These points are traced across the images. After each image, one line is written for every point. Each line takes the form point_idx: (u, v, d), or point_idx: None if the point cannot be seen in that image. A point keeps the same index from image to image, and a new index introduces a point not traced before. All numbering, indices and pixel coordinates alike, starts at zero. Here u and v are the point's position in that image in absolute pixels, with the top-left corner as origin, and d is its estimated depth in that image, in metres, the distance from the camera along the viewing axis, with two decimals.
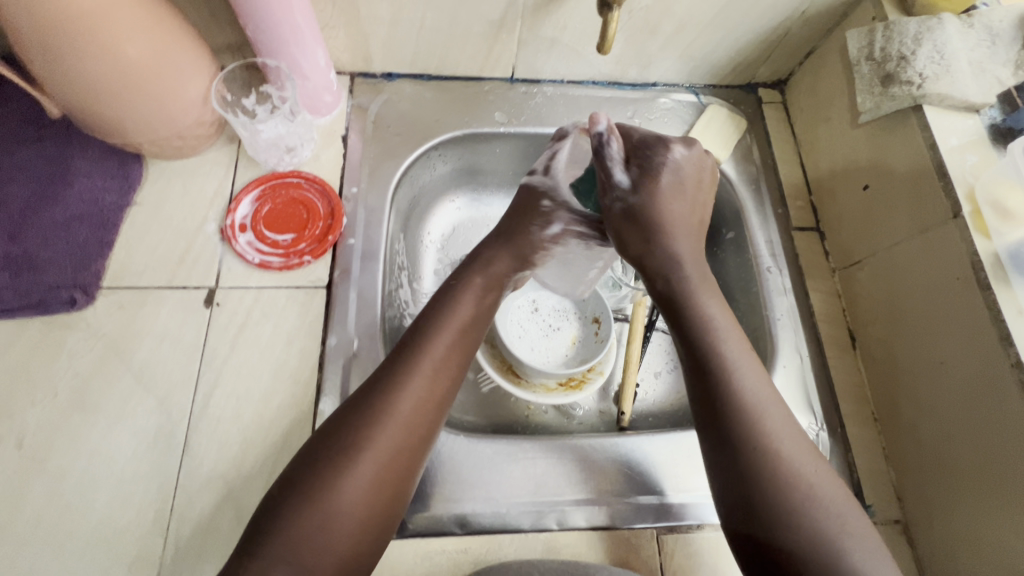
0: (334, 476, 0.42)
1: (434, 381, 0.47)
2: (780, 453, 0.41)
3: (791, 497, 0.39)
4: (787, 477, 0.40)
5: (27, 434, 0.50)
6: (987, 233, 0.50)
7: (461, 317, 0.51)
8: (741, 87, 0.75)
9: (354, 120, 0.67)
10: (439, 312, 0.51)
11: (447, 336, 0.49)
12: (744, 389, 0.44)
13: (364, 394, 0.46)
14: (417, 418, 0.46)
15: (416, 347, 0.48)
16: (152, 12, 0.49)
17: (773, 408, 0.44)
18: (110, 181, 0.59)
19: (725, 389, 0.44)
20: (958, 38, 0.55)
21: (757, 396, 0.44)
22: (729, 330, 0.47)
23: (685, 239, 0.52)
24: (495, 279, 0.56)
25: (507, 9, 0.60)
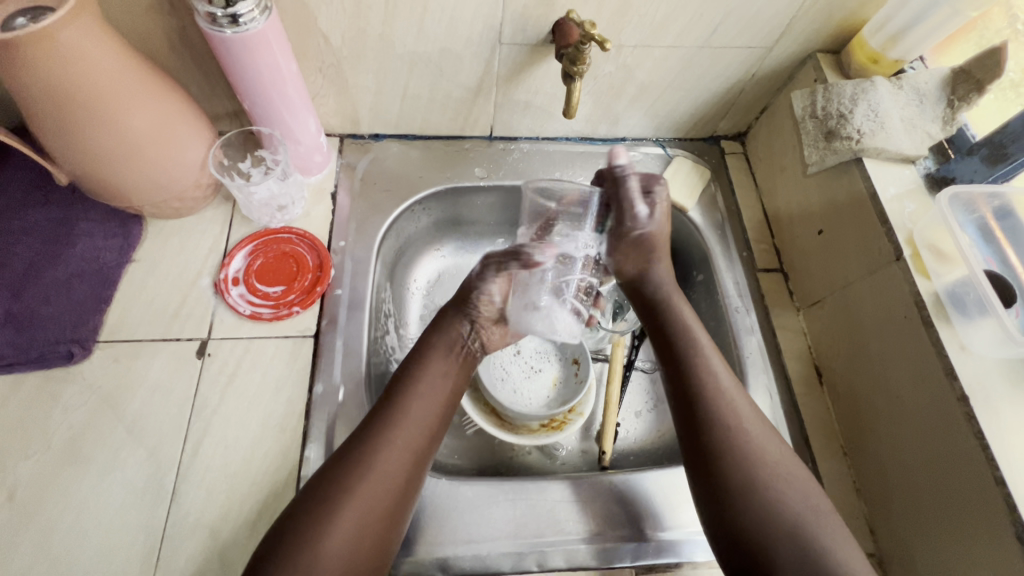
0: (315, 526, 0.44)
1: (417, 431, 0.51)
2: (748, 431, 0.50)
3: (757, 467, 0.48)
4: (753, 462, 0.49)
5: (20, 487, 0.51)
6: (926, 274, 0.54)
7: (435, 370, 0.56)
8: (704, 139, 0.80)
9: (343, 177, 0.71)
10: (419, 363, 0.56)
11: (431, 386, 0.54)
12: (717, 377, 0.53)
13: (350, 444, 0.49)
14: (397, 467, 0.49)
15: (400, 400, 0.52)
16: (157, 90, 0.54)
17: (741, 397, 0.53)
18: (111, 240, 0.63)
19: (701, 379, 0.53)
20: (889, 98, 0.61)
21: (732, 396, 0.52)
22: (699, 326, 0.58)
23: (664, 262, 0.63)
24: (456, 340, 0.59)
25: (483, 77, 0.66)
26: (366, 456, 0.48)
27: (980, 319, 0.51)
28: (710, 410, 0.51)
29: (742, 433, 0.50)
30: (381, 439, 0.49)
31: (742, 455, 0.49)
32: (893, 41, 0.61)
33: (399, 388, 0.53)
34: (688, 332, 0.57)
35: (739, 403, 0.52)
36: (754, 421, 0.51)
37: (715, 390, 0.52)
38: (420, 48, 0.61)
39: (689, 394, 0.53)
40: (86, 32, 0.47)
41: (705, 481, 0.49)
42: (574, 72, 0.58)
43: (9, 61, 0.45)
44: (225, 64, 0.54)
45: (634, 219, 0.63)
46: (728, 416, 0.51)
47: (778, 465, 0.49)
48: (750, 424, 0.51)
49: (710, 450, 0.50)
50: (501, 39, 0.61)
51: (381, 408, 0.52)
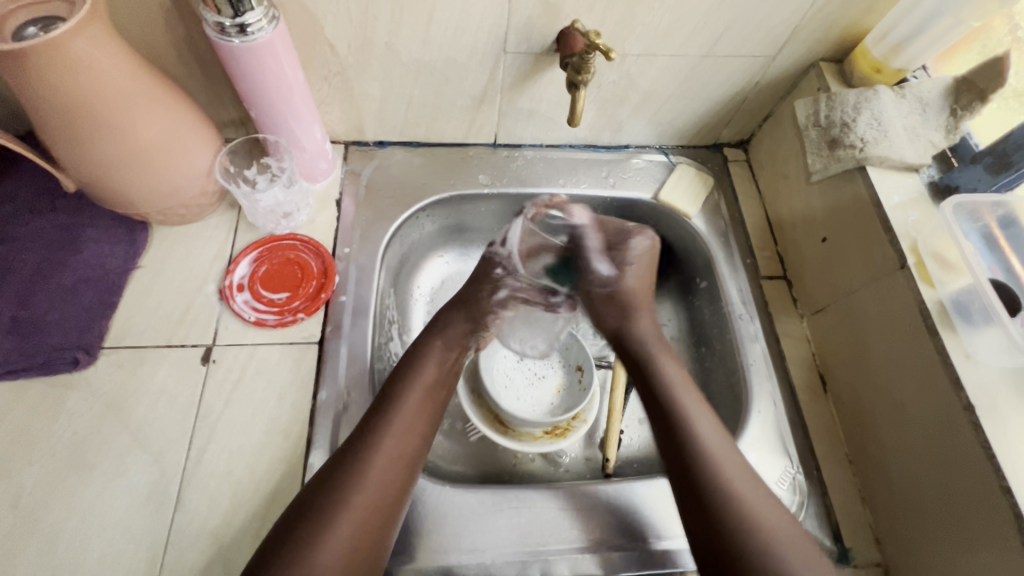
0: (313, 535, 0.44)
1: (407, 438, 0.51)
2: (745, 498, 0.49)
3: (759, 536, 0.47)
4: (750, 521, 0.48)
5: (24, 493, 0.51)
6: (931, 282, 0.54)
7: (426, 378, 0.56)
8: (706, 147, 0.81)
9: (348, 184, 0.72)
10: (409, 370, 0.56)
11: (419, 394, 0.55)
12: (707, 441, 0.52)
13: (342, 452, 0.49)
14: (388, 472, 0.49)
15: (389, 407, 0.53)
16: (166, 98, 0.55)
17: (734, 460, 0.52)
18: (117, 246, 0.63)
19: (692, 444, 0.52)
20: (892, 107, 0.62)
21: (720, 454, 0.52)
22: (686, 385, 0.58)
23: (646, 319, 0.64)
24: (455, 341, 0.61)
25: (488, 85, 0.66)
26: (358, 462, 0.48)
27: (986, 327, 0.51)
28: (700, 470, 0.51)
29: (734, 493, 0.49)
30: (371, 445, 0.49)
31: (735, 518, 0.48)
32: (896, 50, 0.61)
33: (388, 396, 0.54)
34: (672, 389, 0.56)
35: (733, 468, 0.51)
36: (746, 480, 0.51)
37: (703, 450, 0.52)
38: (426, 57, 0.62)
39: (682, 458, 0.52)
40: (95, 41, 0.47)
41: (708, 543, 0.48)
42: (579, 80, 0.58)
43: (18, 70, 0.45)
44: (233, 73, 0.55)
45: (597, 278, 0.66)
46: (717, 474, 0.50)
47: (774, 524, 0.48)
48: (741, 484, 0.50)
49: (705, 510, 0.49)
50: (506, 48, 0.61)
51: (370, 415, 0.52)
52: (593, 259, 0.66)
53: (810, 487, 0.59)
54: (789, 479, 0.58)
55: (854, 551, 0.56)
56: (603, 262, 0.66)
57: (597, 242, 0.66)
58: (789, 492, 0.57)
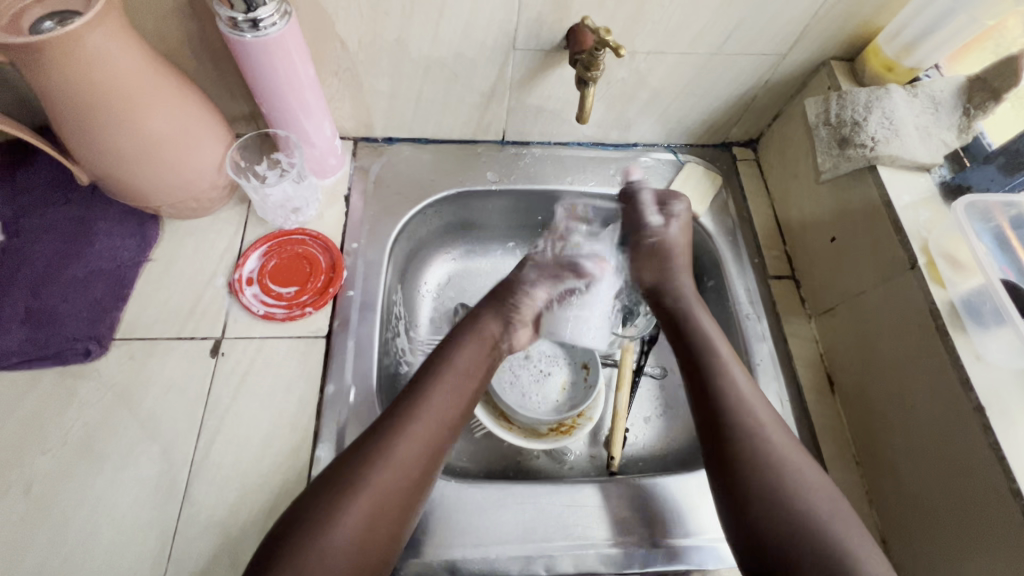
0: (320, 526, 0.44)
1: (434, 428, 0.51)
2: (768, 435, 0.51)
3: (779, 471, 0.49)
4: (794, 487, 0.48)
5: (36, 481, 0.52)
6: (942, 282, 0.54)
7: (459, 367, 0.56)
8: (716, 146, 0.80)
9: (356, 180, 0.72)
10: (440, 365, 0.56)
11: (451, 386, 0.55)
12: (739, 387, 0.54)
13: (362, 440, 0.50)
14: (413, 462, 0.49)
15: (420, 398, 0.53)
16: (177, 91, 0.55)
17: (763, 405, 0.53)
18: (129, 239, 0.64)
19: (721, 384, 0.54)
20: (904, 106, 0.61)
21: (769, 426, 0.52)
22: (719, 334, 0.59)
23: (688, 276, 0.65)
24: (489, 337, 0.60)
25: (497, 82, 0.67)
26: (380, 453, 0.48)
27: (997, 329, 0.51)
28: (735, 416, 0.52)
29: (768, 441, 0.50)
30: (394, 436, 0.49)
31: (777, 471, 0.49)
32: (907, 49, 0.61)
33: (419, 385, 0.54)
34: (709, 341, 0.57)
35: (759, 408, 0.53)
36: (791, 447, 0.51)
37: (752, 422, 0.52)
38: (435, 54, 0.62)
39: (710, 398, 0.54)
40: (110, 36, 0.47)
41: (727, 481, 0.50)
42: (588, 78, 0.58)
43: (34, 61, 0.45)
44: (245, 70, 0.55)
45: (645, 228, 0.66)
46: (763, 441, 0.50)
47: (799, 462, 0.50)
48: (775, 432, 0.51)
49: (738, 461, 0.50)
50: (515, 45, 0.62)
51: (397, 407, 0.52)
52: (645, 211, 0.67)
53: None
54: None
55: None
56: (655, 215, 0.67)
57: (651, 201, 0.68)
58: None
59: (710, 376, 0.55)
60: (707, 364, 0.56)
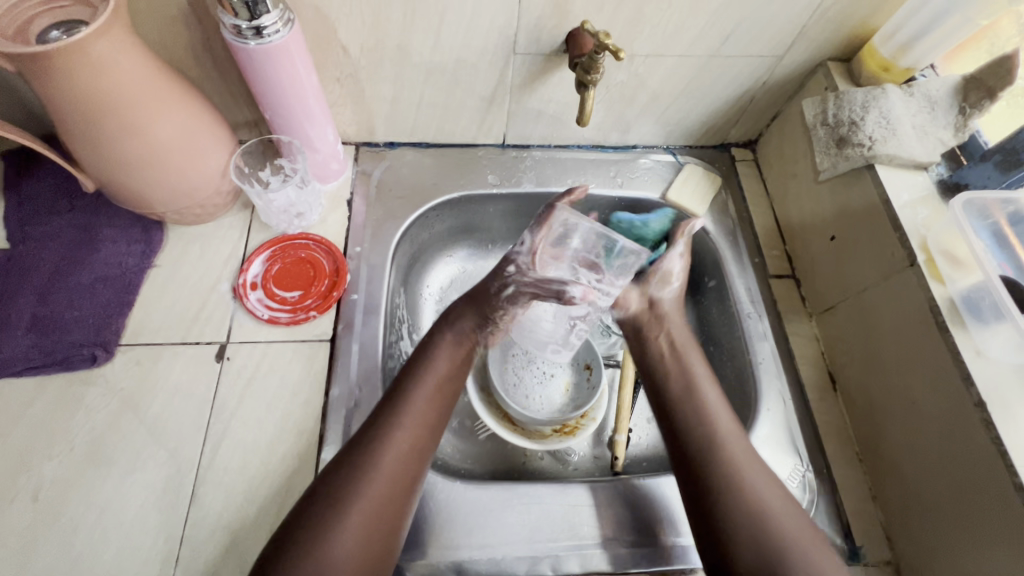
0: (320, 533, 0.45)
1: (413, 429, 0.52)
2: (743, 475, 0.51)
3: (751, 513, 0.49)
4: (756, 512, 0.50)
5: (43, 487, 0.52)
6: (941, 279, 0.54)
7: (438, 372, 0.57)
8: (714, 147, 0.81)
9: (359, 185, 0.73)
10: (418, 369, 0.57)
11: (431, 388, 0.55)
12: (715, 426, 0.55)
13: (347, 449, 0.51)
14: (400, 472, 0.50)
15: (403, 402, 0.54)
16: (181, 100, 0.56)
17: (741, 447, 0.54)
18: (135, 245, 0.64)
19: (696, 426, 0.55)
20: (900, 106, 0.62)
21: (738, 456, 0.53)
22: (703, 375, 0.60)
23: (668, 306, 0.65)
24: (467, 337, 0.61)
25: (497, 86, 0.67)
26: (370, 456, 0.49)
27: (997, 324, 0.51)
28: (708, 455, 0.53)
29: (740, 480, 0.51)
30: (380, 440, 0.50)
31: (750, 512, 0.50)
32: (903, 50, 0.62)
33: (400, 390, 0.55)
34: (688, 384, 0.58)
35: (735, 448, 0.53)
36: (771, 493, 0.51)
37: (733, 476, 0.51)
38: (437, 59, 0.63)
39: (688, 441, 0.55)
40: (116, 45, 0.48)
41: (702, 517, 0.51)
42: (588, 81, 0.59)
43: (44, 71, 0.46)
44: (248, 77, 0.56)
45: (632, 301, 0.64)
46: (743, 492, 0.51)
47: (774, 501, 0.50)
48: (750, 472, 0.52)
49: (713, 498, 0.51)
50: (516, 49, 0.62)
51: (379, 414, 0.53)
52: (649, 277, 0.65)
53: (821, 485, 0.59)
54: (799, 478, 0.59)
55: (863, 550, 0.56)
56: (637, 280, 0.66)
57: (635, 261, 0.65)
58: (799, 491, 0.58)
59: (686, 419, 0.56)
60: (683, 408, 0.57)
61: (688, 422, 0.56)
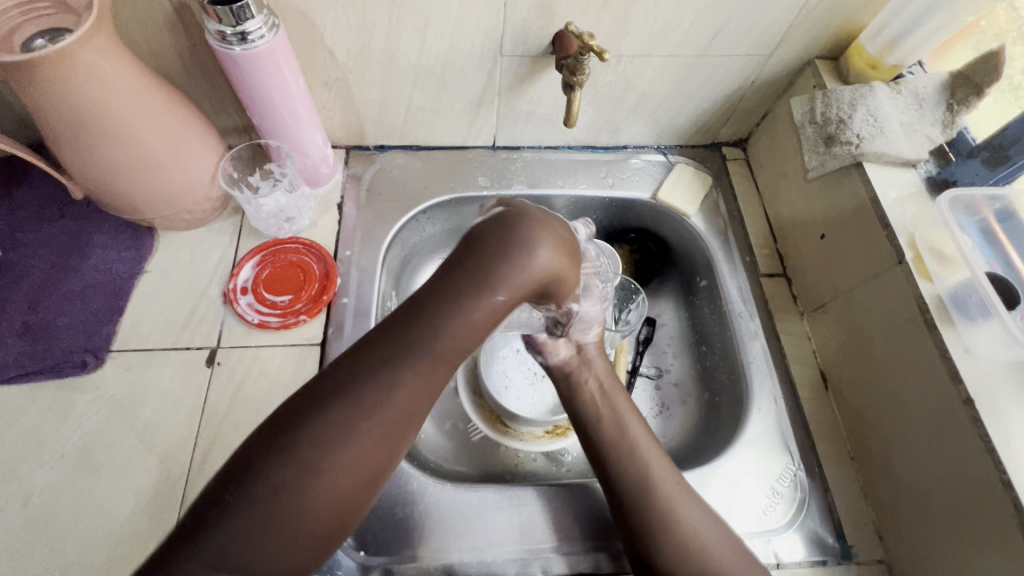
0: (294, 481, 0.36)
1: (398, 409, 0.38)
2: (682, 520, 0.49)
3: (691, 556, 0.48)
4: (696, 558, 0.48)
5: (34, 494, 0.52)
6: (929, 277, 0.54)
7: (473, 319, 0.38)
8: (705, 146, 0.81)
9: (349, 189, 0.73)
10: (444, 313, 0.38)
11: (438, 357, 0.38)
12: (648, 468, 0.52)
13: (298, 430, 0.36)
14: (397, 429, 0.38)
15: (385, 375, 0.37)
16: (168, 106, 0.56)
17: (676, 488, 0.51)
18: (125, 252, 0.64)
19: (629, 470, 0.52)
20: (888, 104, 0.62)
21: (674, 497, 0.50)
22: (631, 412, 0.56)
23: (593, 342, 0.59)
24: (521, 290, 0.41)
25: (485, 88, 0.67)
26: (364, 399, 0.37)
27: (983, 322, 0.51)
28: (643, 499, 0.50)
29: (678, 525, 0.49)
30: (352, 420, 0.37)
31: (689, 556, 0.48)
32: (889, 47, 0.62)
33: (389, 356, 0.38)
34: (620, 423, 0.55)
35: (670, 490, 0.51)
36: (712, 534, 0.49)
37: (672, 523, 0.49)
38: (424, 62, 0.63)
39: (622, 482, 0.52)
40: (101, 53, 0.48)
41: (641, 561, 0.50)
42: (574, 82, 0.59)
43: (28, 77, 0.46)
44: (235, 83, 0.56)
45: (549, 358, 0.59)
46: (684, 537, 0.48)
47: (716, 542, 0.49)
48: (687, 515, 0.49)
49: (652, 543, 0.49)
50: (502, 51, 0.62)
51: (354, 383, 0.37)
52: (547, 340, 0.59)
53: (812, 484, 0.59)
54: (790, 477, 0.58)
55: (855, 549, 0.56)
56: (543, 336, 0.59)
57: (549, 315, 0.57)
58: (790, 491, 0.58)
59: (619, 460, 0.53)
60: (614, 449, 0.54)
61: (620, 463, 0.53)
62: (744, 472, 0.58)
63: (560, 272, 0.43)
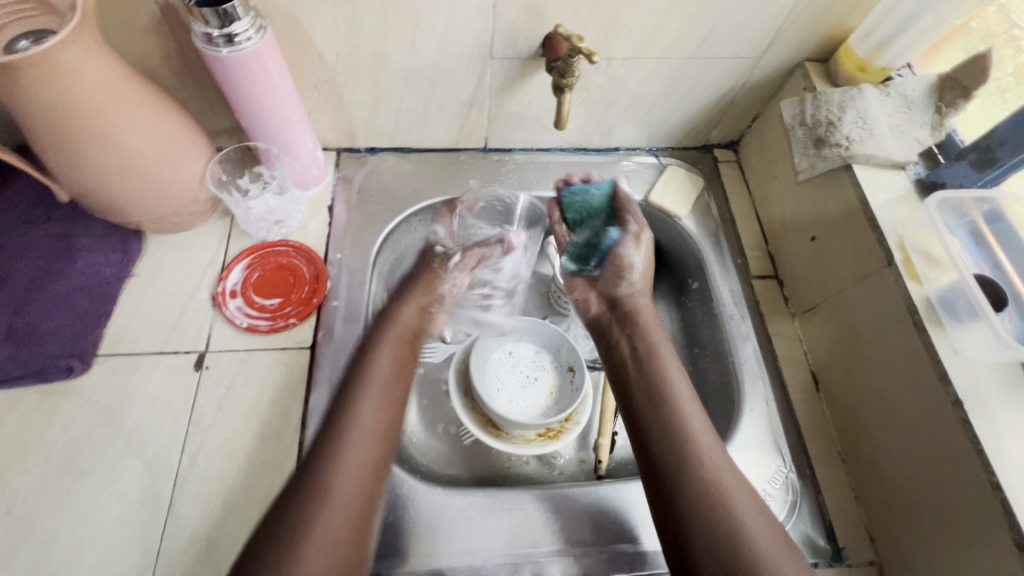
0: (291, 539, 0.43)
1: (370, 433, 0.51)
2: (710, 471, 0.49)
3: (719, 508, 0.47)
4: (724, 509, 0.47)
5: (18, 501, 0.51)
6: (918, 279, 0.54)
7: (381, 370, 0.56)
8: (697, 148, 0.81)
9: (340, 191, 0.72)
10: (360, 370, 0.56)
11: (379, 389, 0.54)
12: (683, 421, 0.53)
13: (297, 475, 0.48)
14: (364, 472, 0.49)
15: (351, 410, 0.52)
16: (156, 107, 0.55)
17: (710, 443, 0.51)
18: (112, 255, 0.63)
19: (663, 421, 0.53)
20: (877, 106, 0.62)
21: (705, 450, 0.50)
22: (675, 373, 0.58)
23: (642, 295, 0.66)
24: (406, 330, 0.63)
25: (476, 90, 0.67)
26: (333, 456, 0.48)
27: (971, 324, 0.51)
28: (675, 450, 0.51)
29: (707, 479, 0.48)
30: (336, 452, 0.49)
31: (717, 509, 0.47)
32: (878, 50, 0.62)
33: (343, 408, 0.52)
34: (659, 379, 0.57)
35: (702, 442, 0.51)
36: (738, 489, 0.48)
37: (722, 498, 0.47)
38: (414, 64, 0.63)
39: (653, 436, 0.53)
40: (87, 55, 0.48)
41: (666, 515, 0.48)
42: (564, 84, 0.59)
43: (13, 79, 0.45)
44: (223, 85, 0.56)
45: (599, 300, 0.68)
46: (732, 515, 0.46)
47: (741, 497, 0.48)
48: (718, 471, 0.49)
49: (676, 498, 0.48)
50: (493, 54, 0.62)
51: (326, 433, 0.50)
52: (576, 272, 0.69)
53: (803, 486, 0.59)
54: (781, 478, 0.58)
55: (846, 550, 0.56)
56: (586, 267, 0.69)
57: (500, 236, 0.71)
58: (782, 493, 0.58)
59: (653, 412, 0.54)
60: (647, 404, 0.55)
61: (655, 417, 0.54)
62: None
63: (422, 305, 0.65)
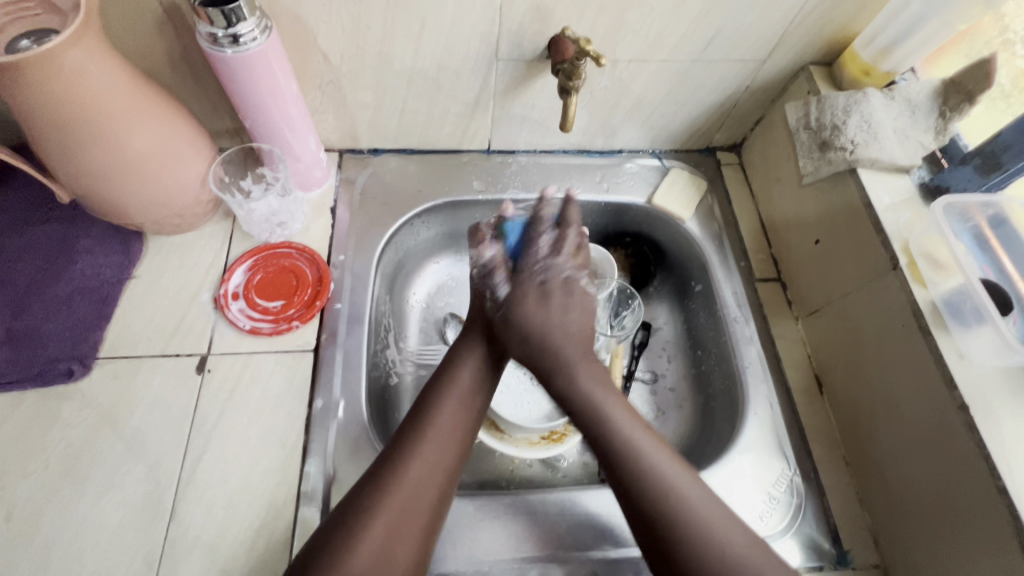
0: (344, 545, 0.44)
1: (444, 453, 0.51)
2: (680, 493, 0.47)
3: (700, 530, 0.45)
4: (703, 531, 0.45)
5: (18, 505, 0.51)
6: (923, 282, 0.55)
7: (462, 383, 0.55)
8: (700, 150, 0.81)
9: (342, 193, 0.72)
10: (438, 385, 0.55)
11: (455, 402, 0.54)
12: (632, 441, 0.50)
13: (359, 490, 0.47)
14: (423, 489, 0.48)
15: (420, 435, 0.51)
16: (158, 106, 0.55)
17: (665, 460, 0.49)
18: (113, 256, 0.63)
19: (612, 440, 0.50)
20: (881, 110, 0.62)
21: (664, 465, 0.48)
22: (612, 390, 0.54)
23: None
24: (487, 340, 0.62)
25: (481, 92, 0.67)
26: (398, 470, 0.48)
27: (978, 328, 0.51)
28: (640, 475, 0.48)
29: (680, 499, 0.46)
30: (400, 474, 0.48)
31: (697, 528, 0.45)
32: (884, 54, 0.62)
33: (419, 419, 0.52)
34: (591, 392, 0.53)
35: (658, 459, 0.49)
36: (714, 510, 0.46)
37: (693, 518, 0.45)
38: (418, 65, 0.62)
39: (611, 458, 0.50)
40: (91, 54, 0.47)
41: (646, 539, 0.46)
42: (570, 86, 0.59)
43: (12, 78, 0.45)
44: (227, 86, 0.55)
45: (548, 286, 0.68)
46: (699, 519, 0.45)
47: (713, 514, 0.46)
48: (691, 493, 0.47)
49: (655, 523, 0.46)
50: (498, 55, 0.62)
51: (392, 452, 0.50)
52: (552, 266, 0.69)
53: (808, 489, 0.59)
54: (786, 481, 0.59)
55: (850, 554, 0.56)
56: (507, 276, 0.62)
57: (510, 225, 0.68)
58: (787, 496, 0.58)
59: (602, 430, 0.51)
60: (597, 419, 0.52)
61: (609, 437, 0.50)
62: (740, 477, 0.58)
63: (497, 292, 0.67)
